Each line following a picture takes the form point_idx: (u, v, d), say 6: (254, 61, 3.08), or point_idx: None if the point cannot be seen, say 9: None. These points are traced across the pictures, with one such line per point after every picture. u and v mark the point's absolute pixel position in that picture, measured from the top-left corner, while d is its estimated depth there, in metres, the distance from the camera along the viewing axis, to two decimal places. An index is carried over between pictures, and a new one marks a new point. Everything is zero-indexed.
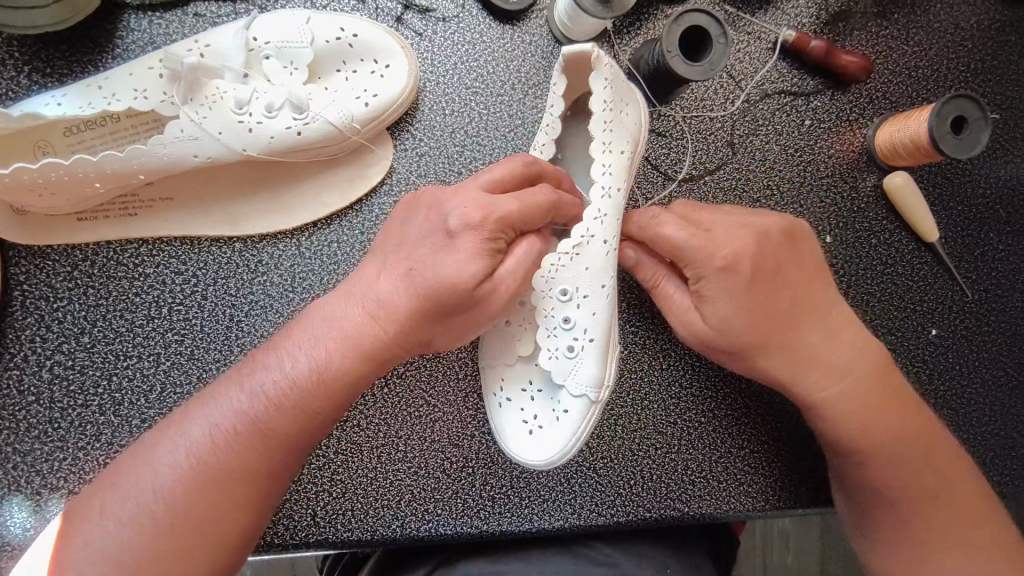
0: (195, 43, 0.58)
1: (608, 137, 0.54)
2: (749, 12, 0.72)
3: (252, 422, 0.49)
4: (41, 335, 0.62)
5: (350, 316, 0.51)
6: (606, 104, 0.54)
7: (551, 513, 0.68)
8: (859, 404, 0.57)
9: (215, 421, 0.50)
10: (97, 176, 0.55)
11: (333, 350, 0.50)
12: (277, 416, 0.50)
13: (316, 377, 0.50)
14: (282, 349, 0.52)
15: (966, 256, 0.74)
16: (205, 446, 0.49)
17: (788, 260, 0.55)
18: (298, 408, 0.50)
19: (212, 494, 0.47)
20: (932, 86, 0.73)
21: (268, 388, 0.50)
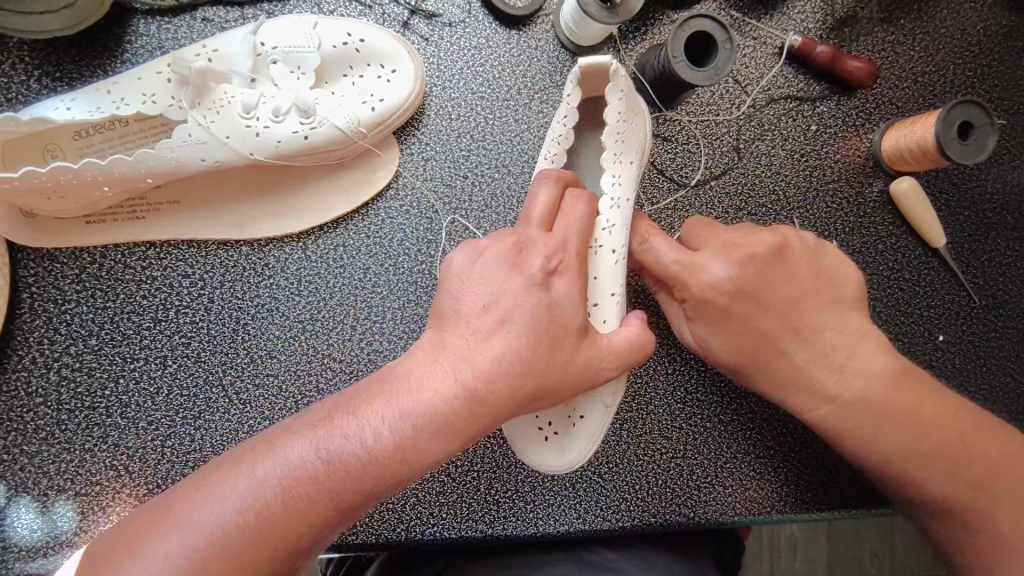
0: (203, 48, 0.59)
1: (619, 149, 0.55)
2: (754, 17, 0.72)
3: (326, 494, 0.44)
4: (48, 337, 0.62)
5: (442, 384, 0.45)
6: (619, 116, 0.55)
7: (556, 517, 0.67)
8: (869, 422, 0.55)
9: (283, 486, 0.44)
10: (106, 180, 0.55)
11: (418, 424, 0.45)
12: (351, 493, 0.45)
13: (403, 457, 0.45)
14: (366, 413, 0.46)
15: (973, 261, 0.74)
16: (270, 513, 0.44)
17: (772, 280, 0.56)
18: (375, 487, 0.45)
19: (264, 556, 0.43)
20: (939, 91, 0.73)
21: (347, 458, 0.45)
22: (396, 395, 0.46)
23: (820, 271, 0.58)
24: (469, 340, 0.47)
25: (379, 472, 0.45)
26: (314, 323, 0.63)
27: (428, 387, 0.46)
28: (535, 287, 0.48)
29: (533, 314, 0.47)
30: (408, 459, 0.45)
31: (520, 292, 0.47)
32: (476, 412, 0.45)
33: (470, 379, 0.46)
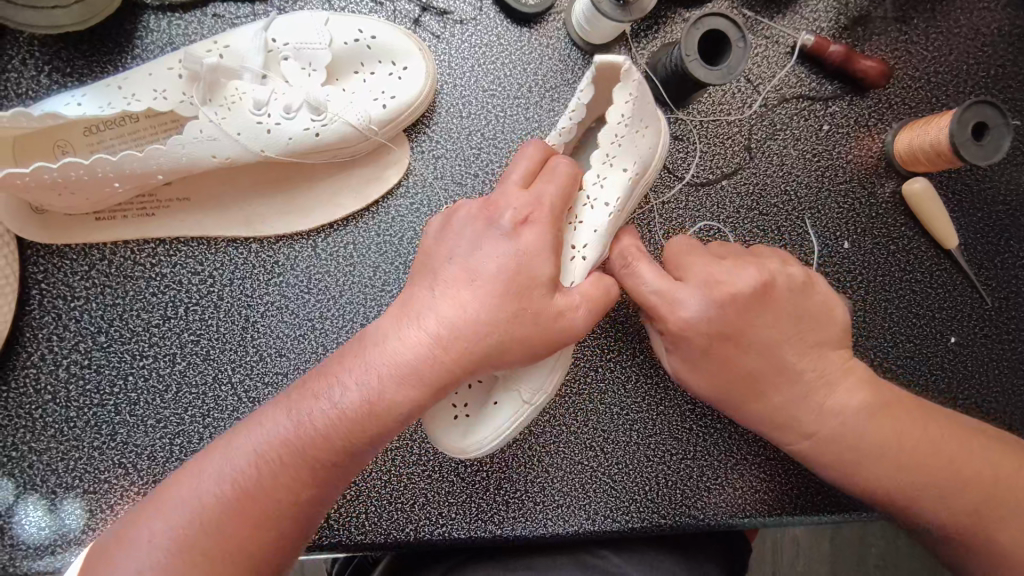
0: (214, 45, 0.58)
1: (616, 150, 0.55)
2: (767, 16, 0.72)
3: (299, 456, 0.47)
4: (58, 334, 0.62)
5: (409, 344, 0.47)
6: (623, 118, 0.54)
7: (565, 518, 0.67)
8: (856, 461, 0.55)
9: (262, 453, 0.47)
10: (116, 176, 0.55)
11: (388, 381, 0.47)
12: (327, 453, 0.47)
13: (371, 413, 0.47)
14: (333, 377, 0.49)
15: (986, 263, 0.73)
16: (253, 480, 0.47)
17: (746, 319, 0.55)
18: (348, 444, 0.48)
19: (252, 523, 0.46)
20: (952, 91, 0.73)
21: (317, 420, 0.47)
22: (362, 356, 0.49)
23: (803, 308, 0.57)
24: (434, 299, 0.49)
25: (350, 430, 0.47)
26: (323, 322, 0.63)
27: (395, 344, 0.48)
28: (505, 238, 0.49)
29: (505, 266, 0.48)
30: (377, 415, 0.47)
31: (489, 247, 0.49)
32: (439, 365, 0.47)
33: (439, 333, 0.47)
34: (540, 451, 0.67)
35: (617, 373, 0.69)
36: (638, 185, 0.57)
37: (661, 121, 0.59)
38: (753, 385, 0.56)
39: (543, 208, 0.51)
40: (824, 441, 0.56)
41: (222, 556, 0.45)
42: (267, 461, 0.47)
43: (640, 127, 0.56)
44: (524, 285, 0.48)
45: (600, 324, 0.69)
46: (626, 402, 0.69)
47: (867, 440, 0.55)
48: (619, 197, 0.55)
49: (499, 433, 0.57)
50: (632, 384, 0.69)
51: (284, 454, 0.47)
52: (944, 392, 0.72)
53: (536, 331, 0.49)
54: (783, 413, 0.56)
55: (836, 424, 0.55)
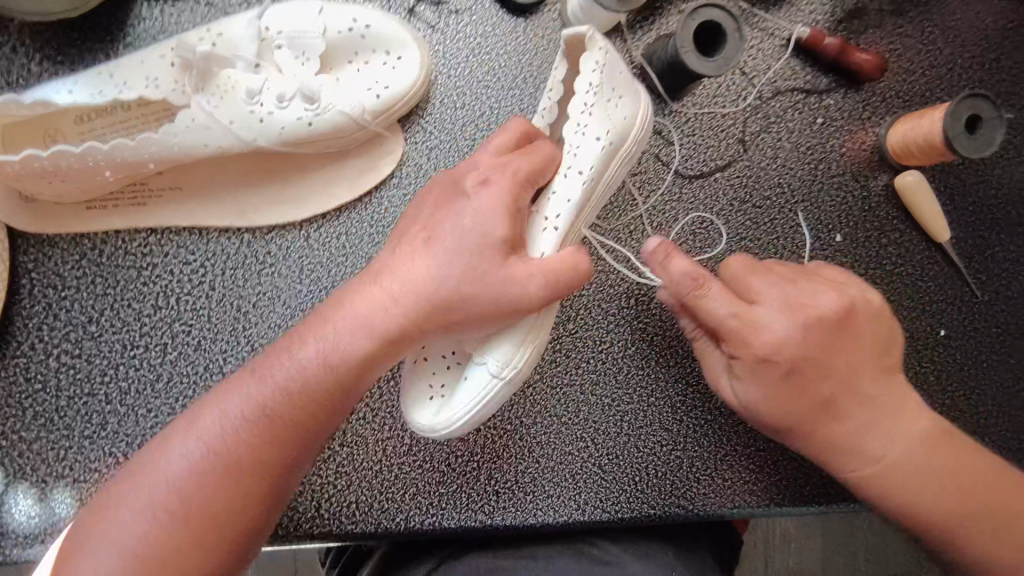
0: (208, 33, 0.58)
1: (587, 114, 0.55)
2: (763, 8, 0.71)
3: (267, 413, 0.48)
4: (48, 323, 0.61)
5: (369, 305, 0.50)
6: (597, 64, 0.54)
7: (556, 508, 0.67)
8: (897, 479, 0.55)
9: (234, 417, 0.48)
10: (107, 164, 0.55)
11: (349, 339, 0.49)
12: (296, 409, 0.49)
13: (332, 364, 0.49)
14: (298, 338, 0.51)
15: (977, 257, 0.74)
16: (225, 442, 0.48)
17: (840, 340, 0.55)
18: (313, 403, 0.49)
19: (229, 486, 0.47)
20: (946, 85, 0.73)
21: (278, 376, 0.49)
22: (324, 316, 0.51)
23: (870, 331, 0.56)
24: (394, 261, 0.51)
25: (317, 386, 0.49)
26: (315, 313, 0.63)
27: (355, 305, 0.50)
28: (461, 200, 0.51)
29: (465, 231, 0.50)
30: (337, 370, 0.49)
31: (449, 209, 0.51)
32: (398, 320, 0.49)
33: (397, 294, 0.50)
34: (532, 441, 0.68)
35: (609, 365, 0.69)
36: (611, 157, 0.56)
37: (645, 101, 0.58)
38: (806, 406, 0.54)
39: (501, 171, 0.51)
40: (875, 463, 0.55)
41: (203, 519, 0.46)
42: (237, 422, 0.48)
43: (611, 92, 0.55)
44: (482, 241, 0.49)
45: (593, 315, 0.70)
46: (618, 394, 0.69)
47: (915, 459, 0.55)
48: (587, 164, 0.55)
49: (465, 409, 0.55)
50: (625, 375, 0.70)
51: (254, 414, 0.48)
52: (934, 384, 0.73)
53: (487, 294, 0.49)
54: (837, 434, 0.55)
55: (895, 448, 0.55)
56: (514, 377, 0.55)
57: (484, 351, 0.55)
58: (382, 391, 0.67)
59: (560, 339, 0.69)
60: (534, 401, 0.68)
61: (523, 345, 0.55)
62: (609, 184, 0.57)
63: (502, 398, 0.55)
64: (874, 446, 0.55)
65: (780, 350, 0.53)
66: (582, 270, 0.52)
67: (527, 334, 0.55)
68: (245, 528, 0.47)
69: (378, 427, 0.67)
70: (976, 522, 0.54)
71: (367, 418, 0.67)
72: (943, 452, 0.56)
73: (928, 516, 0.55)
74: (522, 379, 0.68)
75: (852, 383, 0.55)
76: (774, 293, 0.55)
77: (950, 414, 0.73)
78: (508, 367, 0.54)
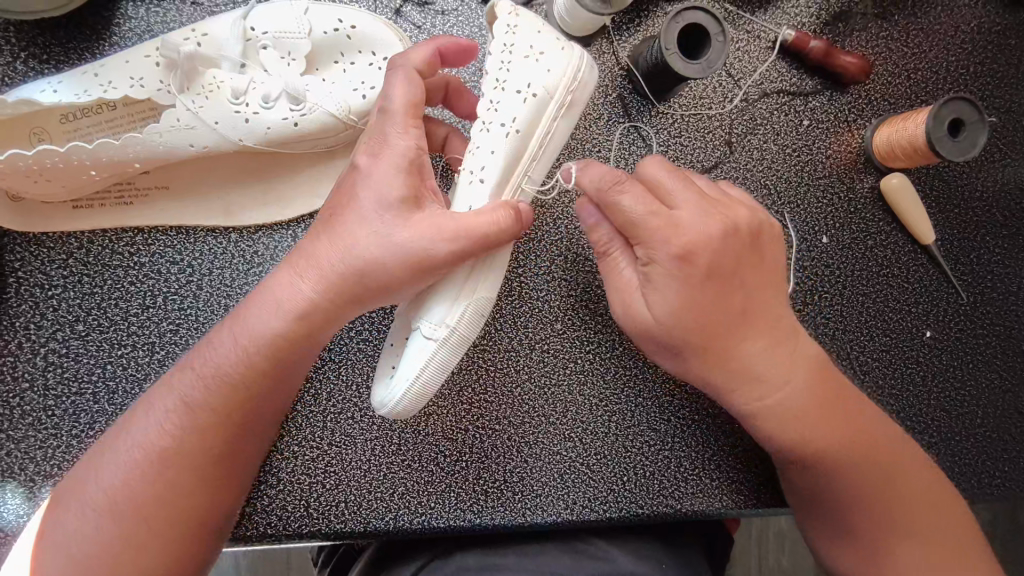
0: (191, 32, 0.58)
1: (507, 73, 0.56)
2: (750, 10, 0.72)
3: (191, 405, 0.53)
4: (36, 322, 0.62)
5: (287, 295, 0.53)
6: (510, 27, 0.57)
7: (544, 508, 0.68)
8: (791, 412, 0.57)
9: (162, 414, 0.53)
10: (93, 164, 0.55)
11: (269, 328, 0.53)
12: (223, 399, 0.53)
13: (255, 351, 0.53)
14: (218, 333, 0.55)
15: (962, 259, 0.74)
16: (157, 439, 0.52)
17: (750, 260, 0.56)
18: (239, 389, 0.53)
19: (168, 478, 0.51)
20: (931, 88, 0.73)
21: (202, 369, 0.54)
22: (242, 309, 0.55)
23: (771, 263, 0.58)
24: (305, 245, 0.55)
25: (238, 372, 0.53)
26: None
27: (270, 287, 0.54)
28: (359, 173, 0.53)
29: (366, 202, 0.52)
30: (256, 354, 0.53)
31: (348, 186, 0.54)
32: (313, 301, 0.53)
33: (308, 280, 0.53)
34: (519, 441, 0.68)
35: (597, 365, 0.70)
36: (540, 113, 0.56)
37: (579, 56, 0.57)
38: (709, 328, 0.55)
39: (387, 140, 0.53)
40: (775, 391, 0.57)
41: (148, 510, 0.51)
42: (165, 419, 0.53)
43: (532, 50, 0.56)
44: (382, 215, 0.52)
45: (581, 316, 0.70)
46: (605, 393, 0.70)
47: (816, 395, 0.57)
48: (513, 117, 0.55)
49: (404, 378, 0.57)
50: (612, 375, 0.70)
51: (180, 408, 0.53)
52: (919, 385, 0.73)
53: (402, 263, 0.51)
54: (738, 360, 0.56)
55: (794, 381, 0.57)
56: (453, 334, 0.57)
57: (421, 316, 0.57)
58: (370, 391, 0.67)
59: (547, 340, 0.69)
60: (521, 401, 0.68)
61: (460, 301, 0.57)
62: (545, 138, 0.57)
63: (444, 357, 0.57)
64: (770, 378, 0.56)
65: (687, 261, 0.53)
66: (523, 223, 0.53)
67: (461, 292, 0.57)
68: (185, 513, 0.52)
69: (367, 426, 0.67)
70: (856, 474, 0.57)
71: (355, 417, 0.67)
72: (835, 396, 0.58)
73: (824, 458, 0.57)
74: (509, 379, 0.69)
75: (755, 303, 0.56)
76: (686, 194, 0.55)
77: (936, 414, 0.73)
78: (446, 324, 0.56)
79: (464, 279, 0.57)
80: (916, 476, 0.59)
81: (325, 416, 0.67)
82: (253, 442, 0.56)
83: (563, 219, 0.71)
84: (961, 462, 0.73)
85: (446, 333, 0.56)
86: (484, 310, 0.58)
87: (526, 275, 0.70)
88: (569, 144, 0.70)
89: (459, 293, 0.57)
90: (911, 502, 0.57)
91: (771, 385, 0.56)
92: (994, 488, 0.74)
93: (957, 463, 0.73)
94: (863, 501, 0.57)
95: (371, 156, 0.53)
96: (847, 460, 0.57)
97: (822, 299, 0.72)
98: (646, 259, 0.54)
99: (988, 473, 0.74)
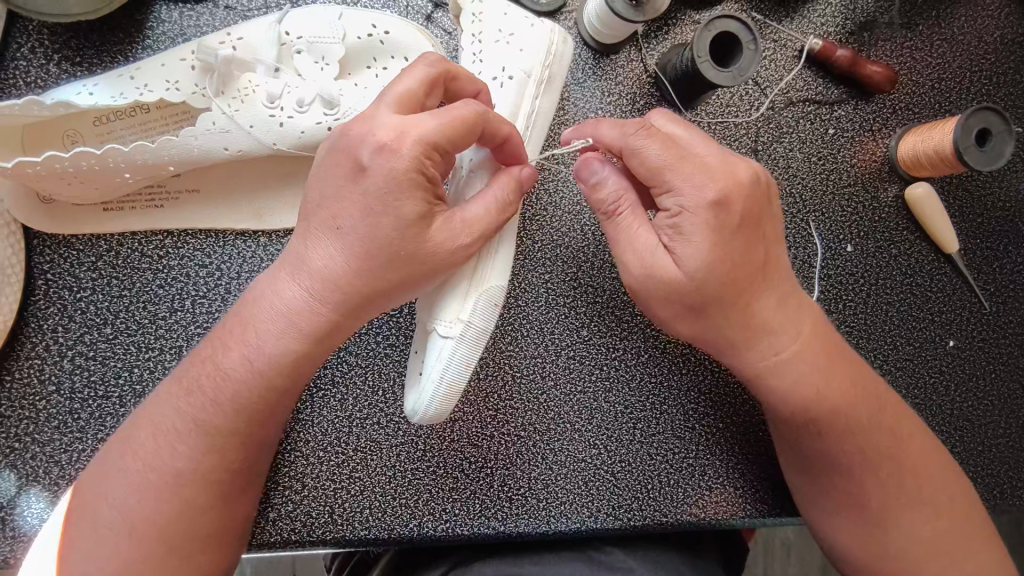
0: (227, 36, 0.58)
1: (481, 61, 0.61)
2: (776, 19, 0.72)
3: (204, 423, 0.52)
4: (63, 325, 0.61)
5: (303, 302, 0.52)
6: (475, 16, 0.61)
7: (569, 515, 0.67)
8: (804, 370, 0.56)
9: (172, 433, 0.52)
10: (127, 166, 0.55)
11: (282, 336, 0.52)
12: (237, 416, 0.52)
13: (263, 361, 0.52)
14: (219, 343, 0.53)
15: (985, 268, 0.74)
16: (173, 457, 0.52)
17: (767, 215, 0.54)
18: (251, 403, 0.52)
19: (181, 494, 0.51)
20: (955, 98, 0.74)
21: (208, 387, 0.52)
22: (241, 317, 0.53)
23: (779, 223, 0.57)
24: (308, 247, 0.52)
25: (247, 388, 0.52)
26: None
27: (276, 292, 0.52)
28: (366, 176, 0.49)
29: (385, 217, 0.49)
30: (267, 368, 0.52)
31: (354, 189, 0.49)
32: (334, 314, 0.52)
33: (316, 284, 0.51)
34: (544, 448, 0.68)
35: (623, 372, 0.70)
36: (520, 95, 0.60)
37: (550, 29, 0.61)
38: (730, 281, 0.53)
39: (407, 140, 0.48)
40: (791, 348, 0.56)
41: (164, 527, 0.51)
42: (177, 437, 0.52)
43: (503, 34, 0.60)
44: (398, 234, 0.49)
45: (607, 322, 0.70)
46: (630, 401, 0.69)
47: (827, 356, 0.57)
48: (500, 106, 0.60)
49: (435, 382, 0.57)
50: (636, 382, 0.70)
51: (191, 426, 0.52)
52: (942, 395, 0.73)
53: (417, 274, 0.51)
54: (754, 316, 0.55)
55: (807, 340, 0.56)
56: (470, 329, 0.57)
57: (436, 317, 0.57)
58: (396, 396, 0.67)
59: (572, 346, 0.69)
60: (547, 407, 0.68)
61: (472, 294, 0.57)
62: (531, 115, 0.61)
63: (465, 353, 0.57)
64: (781, 334, 0.56)
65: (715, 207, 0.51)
66: (524, 189, 0.54)
67: (475, 286, 0.57)
68: (204, 531, 0.52)
69: (392, 433, 0.66)
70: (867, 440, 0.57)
71: (380, 423, 0.66)
72: (842, 360, 0.58)
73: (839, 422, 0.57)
74: (535, 385, 0.68)
75: (766, 255, 0.55)
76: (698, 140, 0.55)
77: (959, 423, 0.73)
78: (462, 319, 0.57)
79: (475, 273, 0.57)
80: (920, 443, 0.59)
81: (350, 421, 0.66)
82: (263, 450, 0.55)
83: (589, 226, 0.71)
84: (985, 471, 0.73)
85: (463, 328, 0.57)
86: (497, 302, 0.58)
87: (552, 281, 0.70)
88: None
89: (471, 287, 0.57)
90: (917, 467, 0.58)
91: (784, 340, 0.56)
92: (1015, 499, 0.74)
93: (981, 472, 0.73)
94: (875, 469, 0.57)
95: (384, 154, 0.48)
96: (860, 422, 0.57)
97: (847, 308, 0.72)
98: (674, 210, 0.52)
99: (1011, 484, 0.73)
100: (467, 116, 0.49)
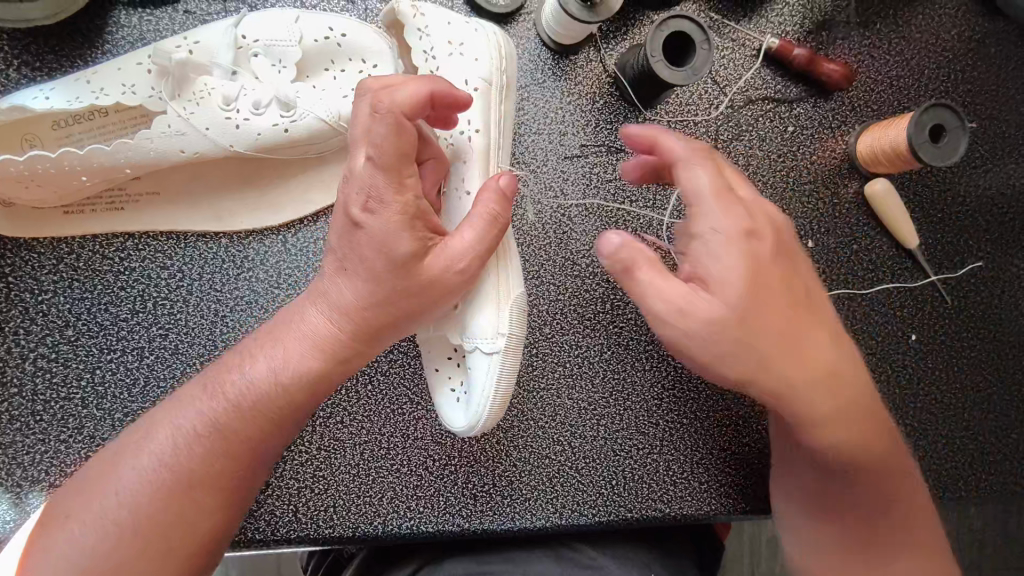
0: (184, 40, 0.59)
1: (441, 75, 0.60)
2: (734, 19, 0.73)
3: (197, 427, 0.51)
4: (25, 327, 0.62)
5: (305, 319, 0.53)
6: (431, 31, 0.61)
7: (533, 511, 0.68)
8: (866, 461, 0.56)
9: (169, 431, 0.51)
10: (84, 169, 0.56)
11: (291, 351, 0.53)
12: (229, 417, 0.51)
13: (282, 381, 0.52)
14: (241, 356, 0.54)
15: (946, 262, 0.75)
16: (156, 454, 0.50)
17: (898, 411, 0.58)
18: (247, 412, 0.51)
19: (184, 497, 0.49)
20: (913, 95, 0.75)
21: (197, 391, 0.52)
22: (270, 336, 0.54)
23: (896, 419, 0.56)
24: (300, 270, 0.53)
25: (261, 396, 0.52)
26: None
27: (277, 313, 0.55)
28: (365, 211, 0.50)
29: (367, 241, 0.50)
30: (253, 373, 0.52)
31: (352, 240, 0.50)
32: (314, 324, 0.52)
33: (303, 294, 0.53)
34: (508, 445, 0.68)
35: (585, 369, 0.70)
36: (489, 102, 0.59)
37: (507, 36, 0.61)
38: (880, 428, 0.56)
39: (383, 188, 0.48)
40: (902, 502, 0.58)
41: (161, 528, 0.48)
42: (160, 438, 0.51)
43: (452, 45, 0.59)
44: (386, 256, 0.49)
45: (570, 320, 0.70)
46: (596, 399, 0.70)
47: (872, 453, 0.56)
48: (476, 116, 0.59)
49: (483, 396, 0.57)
50: (600, 380, 0.70)
51: (177, 427, 0.51)
52: (905, 388, 0.74)
53: (433, 299, 0.52)
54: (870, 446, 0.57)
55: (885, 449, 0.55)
56: (509, 339, 0.57)
57: (467, 335, 0.57)
58: (358, 393, 0.67)
59: (536, 344, 0.70)
60: (510, 405, 0.69)
61: (502, 307, 0.57)
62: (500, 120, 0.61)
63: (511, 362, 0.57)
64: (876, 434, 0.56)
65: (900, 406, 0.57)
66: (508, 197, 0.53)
67: (502, 299, 0.57)
68: (201, 534, 0.49)
69: (355, 431, 0.67)
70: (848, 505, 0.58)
71: (343, 422, 0.67)
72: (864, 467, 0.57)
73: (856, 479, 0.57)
74: None
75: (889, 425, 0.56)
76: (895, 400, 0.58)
77: (920, 416, 0.74)
78: (502, 332, 0.57)
79: (499, 286, 0.58)
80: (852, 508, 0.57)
81: (314, 420, 0.67)
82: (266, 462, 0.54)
83: (551, 223, 0.70)
84: (948, 462, 0.74)
85: (505, 342, 0.57)
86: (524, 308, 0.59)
87: None
88: (556, 151, 0.71)
89: (499, 300, 0.57)
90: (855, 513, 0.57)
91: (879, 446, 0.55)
92: (979, 490, 0.75)
93: (944, 467, 0.74)
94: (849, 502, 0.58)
95: (372, 208, 0.49)
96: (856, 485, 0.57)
97: None
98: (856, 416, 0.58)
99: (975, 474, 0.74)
100: (412, 99, 0.48)
